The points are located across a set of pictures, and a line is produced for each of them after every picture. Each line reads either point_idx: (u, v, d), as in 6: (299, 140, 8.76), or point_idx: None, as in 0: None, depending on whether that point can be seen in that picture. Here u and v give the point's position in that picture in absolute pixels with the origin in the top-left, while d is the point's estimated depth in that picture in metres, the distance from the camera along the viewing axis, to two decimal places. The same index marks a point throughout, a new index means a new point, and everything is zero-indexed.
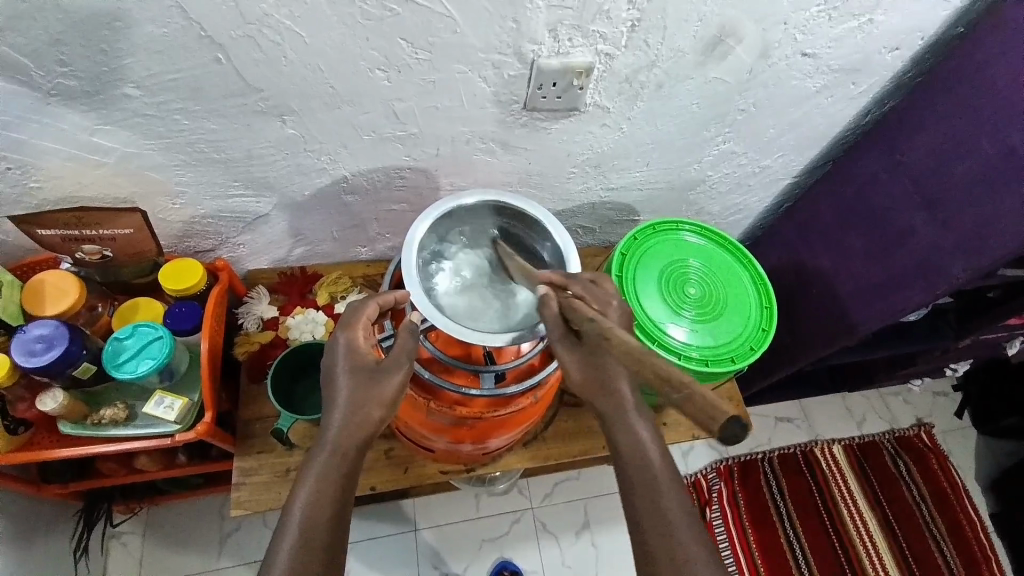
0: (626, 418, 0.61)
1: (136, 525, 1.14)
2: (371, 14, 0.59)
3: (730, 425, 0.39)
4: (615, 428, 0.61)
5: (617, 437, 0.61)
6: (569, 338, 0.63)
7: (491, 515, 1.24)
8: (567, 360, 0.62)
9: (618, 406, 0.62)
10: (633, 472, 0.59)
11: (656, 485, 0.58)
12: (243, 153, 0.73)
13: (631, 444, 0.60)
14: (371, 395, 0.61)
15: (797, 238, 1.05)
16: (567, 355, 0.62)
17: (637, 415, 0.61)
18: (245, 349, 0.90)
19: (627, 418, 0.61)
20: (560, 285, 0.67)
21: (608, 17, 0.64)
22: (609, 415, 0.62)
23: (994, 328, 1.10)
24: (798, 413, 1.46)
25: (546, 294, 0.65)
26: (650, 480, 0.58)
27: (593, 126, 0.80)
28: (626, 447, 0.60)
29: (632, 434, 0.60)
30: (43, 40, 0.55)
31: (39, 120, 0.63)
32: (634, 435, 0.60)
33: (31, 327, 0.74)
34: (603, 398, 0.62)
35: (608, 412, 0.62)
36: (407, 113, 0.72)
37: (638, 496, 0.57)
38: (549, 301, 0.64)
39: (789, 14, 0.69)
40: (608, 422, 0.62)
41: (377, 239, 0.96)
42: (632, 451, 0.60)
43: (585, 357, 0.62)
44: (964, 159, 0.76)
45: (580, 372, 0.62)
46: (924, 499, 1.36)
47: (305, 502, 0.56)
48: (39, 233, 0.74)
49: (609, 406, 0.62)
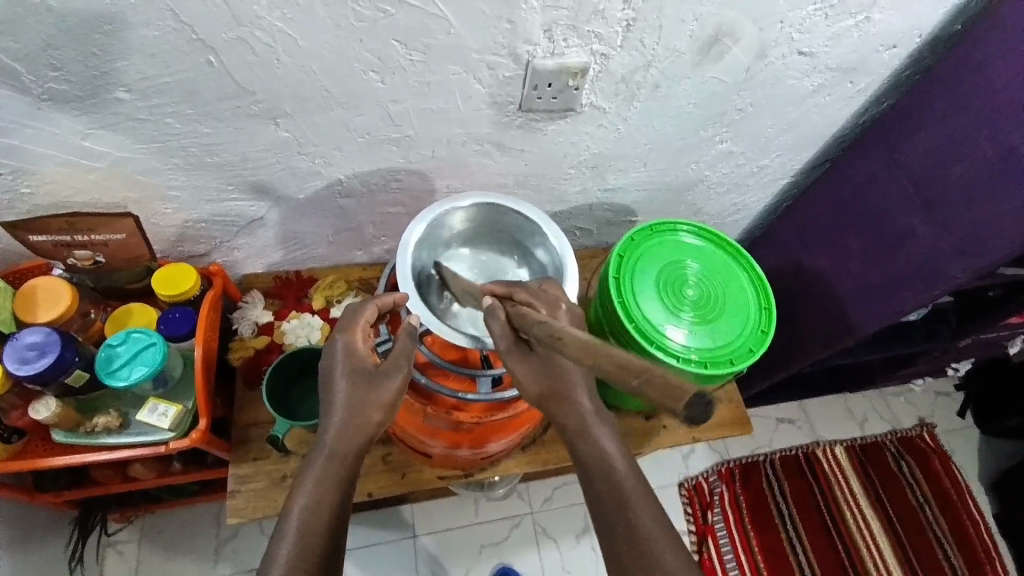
0: (587, 429, 0.62)
1: (131, 533, 1.12)
2: (365, 15, 0.58)
3: (695, 404, 0.37)
4: (577, 438, 0.63)
5: (579, 447, 0.62)
6: (517, 348, 0.59)
7: (490, 520, 1.23)
8: (519, 370, 0.59)
9: (579, 418, 0.63)
10: (598, 478, 0.61)
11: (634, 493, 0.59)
12: (237, 156, 0.73)
13: (593, 455, 0.62)
14: (370, 398, 0.61)
15: (796, 238, 1.04)
16: (523, 369, 0.60)
17: (598, 423, 0.63)
18: (241, 354, 0.89)
19: (589, 429, 0.62)
20: (504, 294, 0.62)
21: (604, 17, 0.64)
22: (570, 427, 0.63)
23: (996, 327, 1.09)
24: (799, 415, 1.44)
25: (493, 306, 0.59)
26: (624, 487, 0.60)
27: (590, 126, 0.80)
28: (592, 454, 0.62)
29: (593, 444, 0.62)
30: (33, 44, 0.54)
31: (29, 124, 0.62)
32: (595, 443, 0.62)
33: (22, 335, 0.73)
34: (562, 406, 0.62)
35: (569, 426, 0.63)
36: (402, 115, 0.71)
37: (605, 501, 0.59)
38: (496, 313, 0.59)
39: (786, 13, 0.69)
40: (570, 434, 0.63)
41: (373, 242, 0.96)
42: (597, 460, 0.61)
43: (538, 366, 0.60)
44: (964, 158, 0.76)
45: (535, 385, 0.61)
46: (926, 500, 1.35)
47: (304, 506, 0.56)
48: (30, 238, 0.73)
49: (569, 419, 0.63)
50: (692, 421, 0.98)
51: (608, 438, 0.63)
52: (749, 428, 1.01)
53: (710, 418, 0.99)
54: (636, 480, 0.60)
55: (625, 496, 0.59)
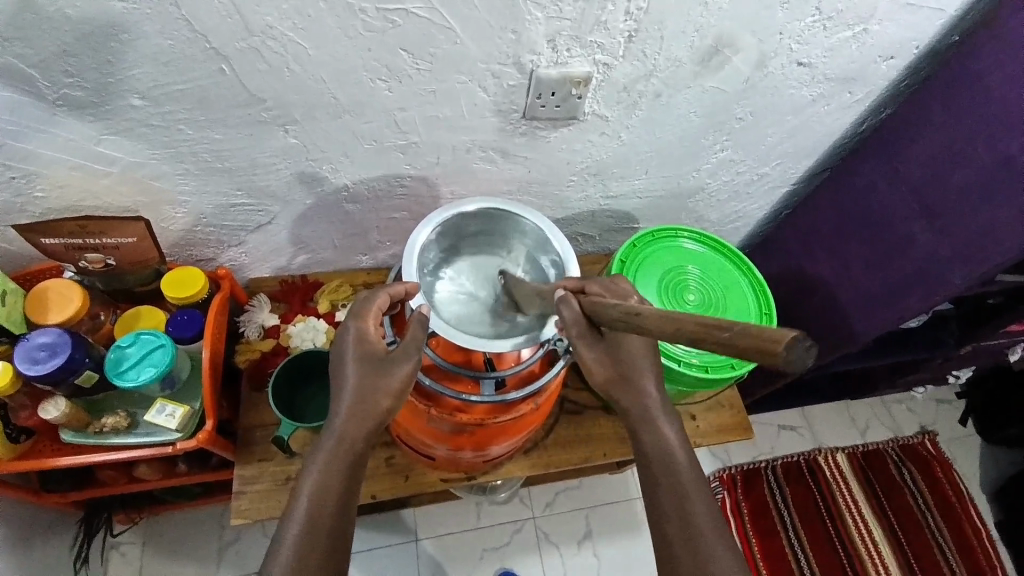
0: (651, 417, 0.63)
1: (135, 535, 1.13)
2: (374, 25, 0.60)
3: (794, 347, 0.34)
4: (638, 425, 0.64)
5: (641, 435, 0.63)
6: (589, 334, 0.59)
7: (492, 524, 1.23)
8: (586, 355, 0.60)
9: (642, 406, 0.63)
10: (656, 468, 0.62)
11: (688, 484, 0.61)
12: (247, 162, 0.74)
13: (655, 444, 0.63)
14: (379, 385, 0.61)
15: (796, 244, 1.05)
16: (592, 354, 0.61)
17: (663, 415, 0.64)
18: (247, 357, 0.91)
19: (653, 418, 0.63)
20: (576, 287, 0.64)
21: (606, 28, 0.65)
22: (634, 415, 0.64)
23: (996, 334, 1.10)
24: (801, 422, 1.45)
25: (565, 295, 0.59)
26: (680, 472, 0.61)
27: (592, 134, 0.81)
28: (654, 445, 0.63)
29: (656, 431, 0.63)
30: (49, 50, 0.56)
31: (44, 130, 0.64)
32: (658, 432, 0.63)
33: (34, 336, 0.74)
34: (627, 391, 0.63)
35: (632, 412, 0.64)
36: (408, 122, 0.73)
37: (662, 490, 0.61)
38: (569, 302, 0.58)
39: (785, 25, 0.70)
40: (632, 421, 0.64)
41: (378, 247, 0.97)
42: (657, 448, 0.62)
43: (607, 353, 0.61)
44: (962, 166, 0.77)
45: (604, 370, 0.62)
46: (929, 507, 1.35)
47: (312, 493, 0.57)
48: (43, 242, 0.75)
49: (634, 405, 0.63)
50: (693, 425, 0.99)
51: (669, 428, 0.64)
52: (750, 434, 1.02)
53: (711, 422, 1.00)
54: (693, 473, 0.61)
55: (683, 488, 0.60)
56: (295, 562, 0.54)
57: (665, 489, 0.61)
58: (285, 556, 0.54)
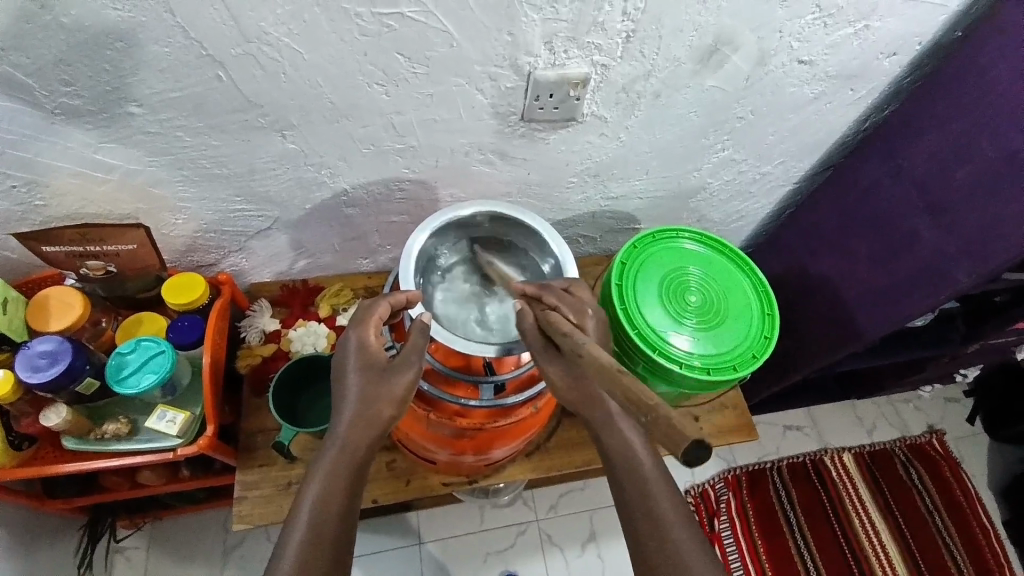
0: (613, 424, 0.62)
1: (140, 539, 1.13)
2: (370, 29, 0.60)
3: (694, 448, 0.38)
4: (603, 431, 0.63)
5: (605, 441, 0.62)
6: (548, 350, 0.63)
7: (496, 527, 1.23)
8: (549, 371, 0.63)
9: (606, 416, 0.62)
10: (624, 472, 0.61)
11: (655, 484, 0.59)
12: (245, 168, 0.74)
13: (619, 447, 0.61)
14: (381, 393, 0.61)
15: (800, 244, 1.04)
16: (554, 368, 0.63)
17: (627, 423, 0.62)
18: (248, 362, 0.91)
19: (616, 425, 0.62)
20: (534, 295, 0.67)
21: (603, 28, 0.65)
22: (597, 424, 0.63)
23: (1003, 332, 1.08)
24: (807, 422, 1.44)
25: (522, 310, 0.65)
26: (646, 474, 0.60)
27: (591, 135, 0.81)
28: (618, 449, 0.62)
29: (619, 435, 0.62)
30: (45, 59, 0.56)
31: (42, 138, 0.64)
32: (621, 435, 0.62)
33: (34, 343, 0.75)
34: (586, 402, 0.62)
35: (594, 421, 0.63)
36: (406, 126, 0.73)
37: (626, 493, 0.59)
38: (525, 315, 0.65)
39: (784, 22, 0.69)
40: (598, 429, 0.63)
41: (378, 250, 0.97)
42: (622, 453, 0.61)
43: (569, 370, 0.62)
44: (966, 162, 0.76)
45: (569, 389, 0.62)
46: (935, 507, 1.34)
47: (314, 500, 0.57)
48: (44, 249, 0.75)
49: (597, 414, 0.62)
50: (697, 427, 0.98)
51: (633, 430, 0.62)
52: (754, 435, 1.01)
53: (715, 424, 0.99)
54: (659, 473, 0.60)
55: (649, 489, 0.59)
56: (297, 569, 0.53)
57: (634, 497, 0.59)
58: (289, 564, 0.53)
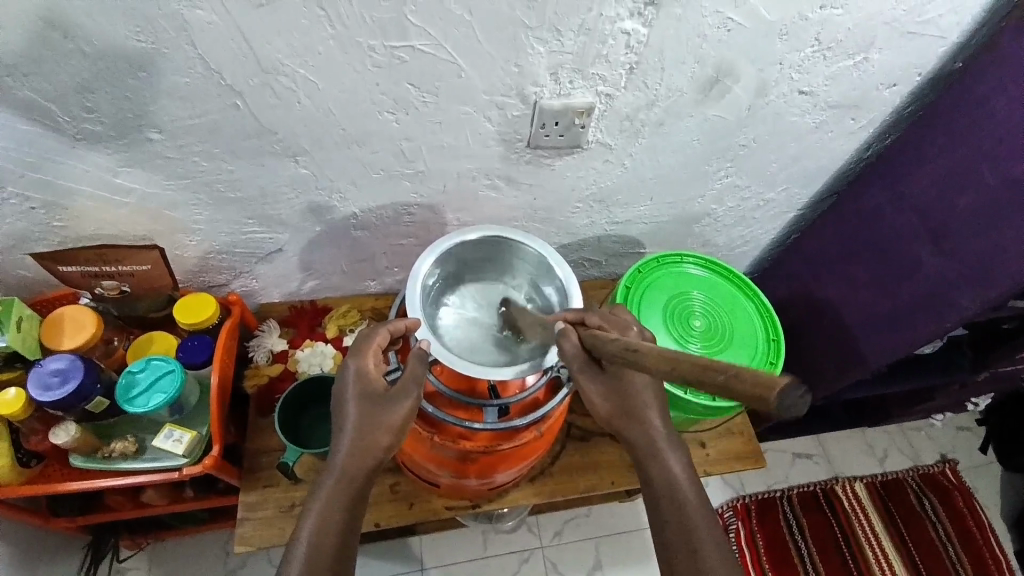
0: (656, 450, 0.63)
1: (141, 561, 1.12)
2: (381, 61, 0.62)
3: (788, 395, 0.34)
4: (646, 458, 0.63)
5: (649, 468, 0.63)
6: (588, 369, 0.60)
7: (499, 554, 1.21)
8: (590, 388, 0.61)
9: (648, 443, 0.63)
10: (665, 501, 0.61)
11: (693, 511, 0.60)
12: (259, 191, 0.76)
13: (663, 479, 0.62)
14: (380, 421, 0.62)
15: (805, 269, 1.05)
16: (593, 387, 0.61)
17: (668, 448, 0.63)
18: (255, 382, 0.92)
19: (659, 451, 0.63)
20: (576, 318, 0.64)
21: (607, 60, 0.67)
22: (640, 448, 0.63)
23: (1013, 360, 1.07)
24: (816, 449, 1.42)
25: (566, 330, 0.61)
26: (686, 503, 0.60)
27: (595, 161, 0.82)
28: (660, 476, 0.62)
29: (663, 465, 0.62)
30: (70, 87, 0.58)
31: (66, 162, 0.66)
32: (665, 465, 0.62)
33: (47, 361, 0.76)
34: (630, 424, 0.63)
35: (638, 446, 0.64)
36: (415, 152, 0.75)
37: None
38: (569, 335, 0.60)
39: (784, 54, 0.71)
40: (640, 455, 0.63)
41: (386, 272, 0.98)
42: (665, 481, 0.62)
43: (607, 387, 0.62)
44: (968, 191, 0.77)
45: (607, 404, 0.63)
46: (951, 539, 1.30)
47: (311, 531, 0.57)
48: (61, 269, 0.78)
49: (640, 439, 0.63)
50: (703, 453, 0.97)
51: (677, 461, 0.63)
52: (762, 463, 1.00)
53: (721, 450, 0.98)
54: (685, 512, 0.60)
55: None
56: None
57: None
58: None
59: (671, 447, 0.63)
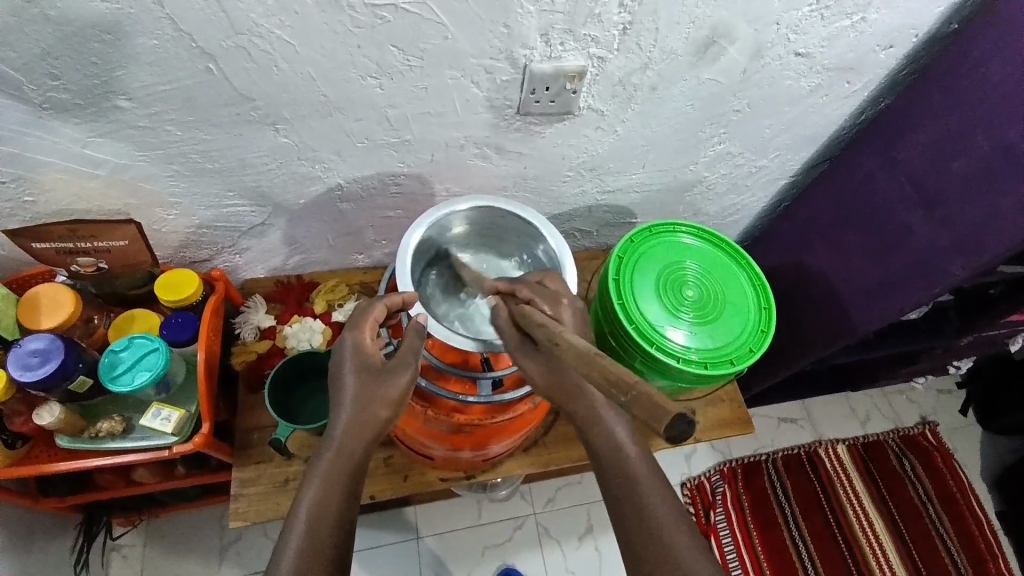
0: (598, 417, 0.61)
1: (136, 536, 1.13)
2: (363, 21, 0.59)
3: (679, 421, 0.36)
4: (587, 429, 0.62)
5: (590, 436, 0.62)
6: (523, 346, 0.61)
7: (493, 521, 1.23)
8: (528, 366, 0.61)
9: (589, 408, 0.61)
10: (609, 466, 0.60)
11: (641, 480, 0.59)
12: (237, 162, 0.73)
13: (607, 445, 0.61)
14: (377, 394, 0.61)
15: (796, 237, 1.04)
16: (530, 364, 0.60)
17: (611, 413, 0.61)
18: (243, 359, 0.90)
19: (601, 418, 0.61)
20: (508, 291, 0.66)
21: (600, 20, 0.64)
22: (581, 417, 0.62)
23: (996, 325, 1.09)
24: (801, 414, 1.45)
25: (497, 304, 0.64)
26: (633, 469, 0.59)
27: (587, 129, 0.80)
28: (602, 445, 0.61)
29: (607, 434, 0.61)
30: (33, 53, 0.55)
31: (30, 133, 0.63)
32: (609, 434, 0.61)
33: (26, 341, 0.74)
34: (573, 397, 0.61)
35: (579, 416, 0.62)
36: (401, 120, 0.72)
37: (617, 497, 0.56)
38: (500, 309, 0.64)
39: (781, 14, 0.69)
40: (581, 426, 0.62)
41: (373, 246, 0.96)
42: (611, 453, 0.60)
43: (547, 364, 0.60)
44: (961, 156, 0.76)
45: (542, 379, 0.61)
46: (929, 498, 1.35)
47: (313, 503, 0.57)
48: (33, 246, 0.74)
49: (581, 408, 0.61)
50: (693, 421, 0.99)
51: (620, 426, 0.61)
52: (750, 429, 1.01)
53: (711, 418, 0.99)
54: None
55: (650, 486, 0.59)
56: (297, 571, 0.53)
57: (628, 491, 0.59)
58: (289, 565, 0.53)
59: (614, 415, 0.61)
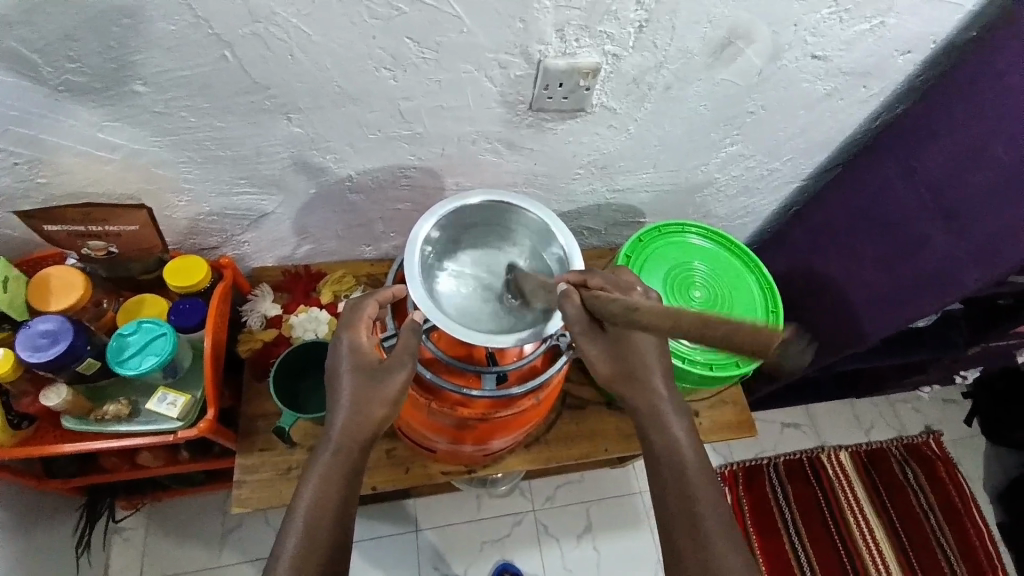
0: (658, 416, 0.63)
1: (138, 520, 1.14)
2: (379, 13, 0.59)
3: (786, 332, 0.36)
4: (648, 425, 0.64)
5: (650, 435, 0.63)
6: (591, 329, 0.59)
7: (493, 516, 1.23)
8: (590, 350, 0.60)
9: (649, 404, 0.64)
10: (666, 467, 0.62)
11: (689, 474, 0.61)
12: (250, 150, 0.73)
13: (663, 442, 0.63)
14: (374, 394, 0.61)
15: (806, 242, 1.04)
16: (592, 349, 0.60)
17: (671, 414, 0.64)
18: (249, 346, 0.91)
19: (659, 415, 0.63)
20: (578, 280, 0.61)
21: (616, 18, 0.64)
22: (641, 412, 0.64)
23: (1006, 336, 1.08)
24: (805, 420, 1.44)
25: (569, 292, 0.58)
26: (676, 469, 0.61)
27: (600, 127, 0.80)
28: (661, 443, 0.63)
29: (665, 432, 0.63)
30: (51, 35, 0.55)
31: (46, 115, 0.63)
32: (666, 430, 0.63)
33: (36, 323, 0.74)
34: (634, 388, 0.63)
35: (641, 411, 0.64)
36: (414, 112, 0.72)
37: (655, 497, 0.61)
38: (571, 298, 0.58)
39: (801, 16, 0.68)
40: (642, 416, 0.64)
41: (382, 238, 0.96)
42: (666, 447, 0.63)
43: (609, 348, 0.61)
44: (982, 167, 0.75)
45: (608, 366, 0.62)
46: (931, 508, 1.34)
47: (309, 504, 0.57)
48: (44, 228, 0.75)
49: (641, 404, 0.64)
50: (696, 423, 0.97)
51: (679, 424, 0.64)
52: (753, 432, 1.00)
53: (714, 420, 0.98)
54: (682, 478, 0.60)
55: None
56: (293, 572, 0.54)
57: None
58: (285, 566, 0.54)
59: (673, 412, 0.64)
